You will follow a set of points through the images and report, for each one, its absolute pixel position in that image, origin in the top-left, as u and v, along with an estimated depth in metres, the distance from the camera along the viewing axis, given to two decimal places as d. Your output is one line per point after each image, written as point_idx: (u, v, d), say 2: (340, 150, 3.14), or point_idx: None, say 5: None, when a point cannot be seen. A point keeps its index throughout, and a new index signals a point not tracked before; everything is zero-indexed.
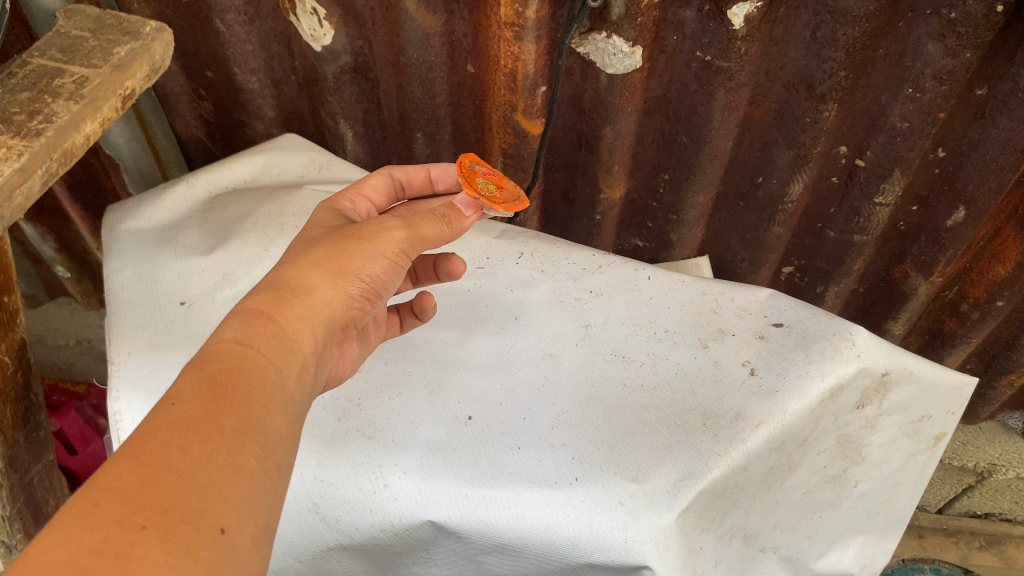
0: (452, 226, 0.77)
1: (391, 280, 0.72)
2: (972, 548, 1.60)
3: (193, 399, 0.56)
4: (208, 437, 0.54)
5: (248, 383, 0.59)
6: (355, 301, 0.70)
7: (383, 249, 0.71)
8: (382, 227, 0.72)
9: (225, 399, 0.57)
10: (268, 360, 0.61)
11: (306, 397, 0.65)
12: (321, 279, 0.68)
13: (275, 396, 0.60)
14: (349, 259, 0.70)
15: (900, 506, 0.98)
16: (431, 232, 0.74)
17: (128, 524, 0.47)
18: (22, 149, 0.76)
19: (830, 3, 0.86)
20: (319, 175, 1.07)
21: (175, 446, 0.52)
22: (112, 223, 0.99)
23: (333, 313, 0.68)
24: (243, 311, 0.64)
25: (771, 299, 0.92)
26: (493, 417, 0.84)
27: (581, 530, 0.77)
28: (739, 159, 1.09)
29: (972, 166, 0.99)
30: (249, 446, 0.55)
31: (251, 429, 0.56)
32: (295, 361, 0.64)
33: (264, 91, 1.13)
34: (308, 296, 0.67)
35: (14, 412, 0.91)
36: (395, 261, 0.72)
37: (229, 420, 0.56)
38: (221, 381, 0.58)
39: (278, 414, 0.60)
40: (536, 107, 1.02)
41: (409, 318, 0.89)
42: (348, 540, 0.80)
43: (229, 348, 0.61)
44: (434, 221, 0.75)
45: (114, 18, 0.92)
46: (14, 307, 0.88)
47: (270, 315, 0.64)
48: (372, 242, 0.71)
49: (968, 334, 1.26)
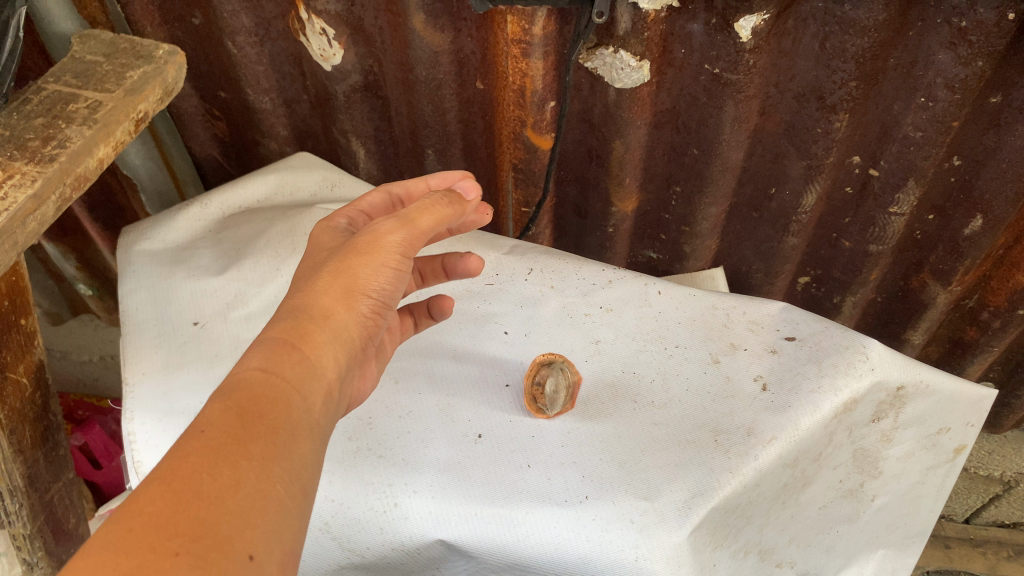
0: (453, 205, 0.75)
1: (399, 290, 0.71)
2: (1000, 559, 1.58)
3: (221, 426, 0.55)
4: (237, 464, 0.53)
5: (274, 410, 0.58)
6: (367, 318, 0.69)
7: (384, 258, 0.69)
8: (377, 234, 0.70)
9: (254, 425, 0.56)
10: (294, 387, 0.61)
11: (330, 423, 0.64)
12: (335, 303, 0.67)
13: (302, 423, 0.59)
14: (352, 279, 0.68)
15: (920, 519, 0.96)
16: (430, 221, 0.72)
17: (161, 550, 0.47)
18: (35, 174, 0.77)
19: (838, 14, 0.85)
20: (331, 194, 1.08)
21: (207, 473, 0.52)
22: (127, 244, 1.00)
23: (350, 335, 0.67)
24: (268, 340, 0.64)
25: (783, 312, 0.91)
26: (502, 435, 0.84)
27: (592, 548, 0.76)
28: (751, 171, 1.09)
29: (988, 174, 0.98)
30: (276, 472, 0.55)
31: (278, 456, 0.56)
32: (320, 388, 0.63)
33: (276, 110, 1.14)
34: (327, 321, 0.66)
35: (33, 432, 0.92)
36: (399, 268, 0.70)
37: (259, 445, 0.55)
38: (249, 409, 0.57)
39: (305, 441, 0.59)
40: (546, 122, 1.03)
41: (424, 319, 0.89)
42: (360, 559, 0.80)
43: (256, 375, 0.60)
44: (433, 210, 0.73)
45: (128, 42, 0.93)
46: (31, 330, 0.90)
47: (294, 343, 0.63)
48: (371, 254, 0.69)
49: (990, 343, 1.24)
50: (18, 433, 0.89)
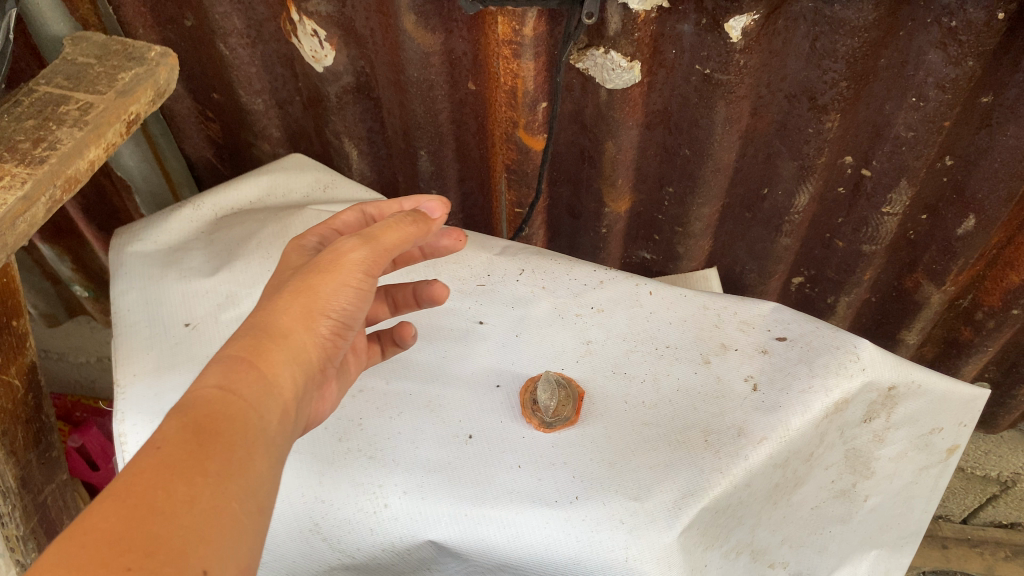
0: (417, 224, 0.73)
1: (360, 310, 0.70)
2: (998, 559, 1.58)
3: (178, 443, 0.55)
4: (192, 480, 0.54)
5: (230, 428, 0.58)
6: (328, 339, 0.68)
7: (345, 277, 0.68)
8: (340, 253, 0.69)
9: (209, 443, 0.56)
10: (250, 406, 0.61)
11: (286, 442, 0.64)
12: (294, 323, 0.66)
13: (257, 442, 0.59)
14: (311, 299, 0.67)
15: (914, 519, 0.96)
16: (394, 240, 0.71)
17: (114, 565, 0.47)
18: (25, 176, 0.78)
19: (828, 14, 0.85)
20: (324, 195, 1.08)
21: (161, 489, 0.52)
22: (118, 245, 1.00)
23: (308, 356, 0.67)
24: (225, 357, 0.64)
25: (774, 312, 0.92)
26: (493, 435, 0.83)
27: (582, 549, 0.76)
28: (743, 171, 1.08)
29: (980, 174, 0.98)
30: (231, 489, 0.55)
31: (233, 473, 0.56)
32: (277, 407, 0.63)
33: (269, 112, 1.14)
34: (285, 341, 0.66)
35: (26, 433, 0.92)
36: (361, 289, 0.69)
37: (214, 462, 0.56)
38: (204, 426, 0.58)
39: (260, 459, 0.59)
40: (538, 123, 1.04)
41: (391, 347, 0.87)
42: (350, 560, 0.80)
43: (213, 394, 0.60)
44: (397, 228, 0.71)
45: (120, 44, 0.93)
46: (22, 331, 0.90)
47: (252, 362, 0.63)
48: (333, 273, 0.68)
49: (985, 343, 1.24)
50: (10, 433, 0.89)
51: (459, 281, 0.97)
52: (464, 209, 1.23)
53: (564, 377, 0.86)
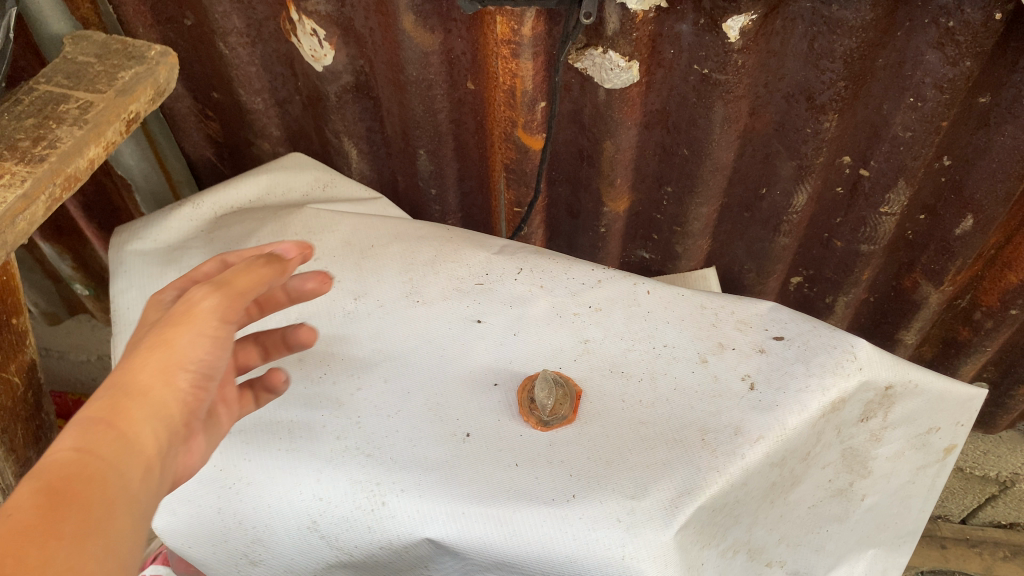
0: (271, 265, 0.69)
1: (222, 359, 0.63)
2: (996, 559, 1.59)
3: (23, 509, 0.47)
4: (43, 544, 0.46)
5: (87, 489, 0.50)
6: (192, 394, 0.60)
7: (200, 326, 0.61)
8: (190, 303, 0.62)
9: (63, 506, 0.48)
10: (112, 466, 0.53)
11: (155, 506, 0.56)
12: (153, 377, 0.58)
13: (120, 503, 0.52)
14: (168, 352, 0.60)
15: (911, 519, 0.97)
16: (249, 284, 0.66)
17: None
18: (25, 175, 0.78)
19: (825, 14, 0.86)
20: (323, 194, 1.11)
21: (11, 555, 0.44)
22: (119, 244, 1.01)
23: (172, 411, 0.59)
24: (78, 419, 0.56)
25: (771, 311, 0.93)
26: (491, 433, 0.83)
27: (579, 547, 0.75)
28: (742, 171, 1.09)
29: (978, 174, 0.98)
30: (91, 553, 0.47)
31: (92, 536, 0.48)
32: (142, 466, 0.55)
33: (269, 111, 1.14)
34: (146, 397, 0.58)
35: (26, 430, 0.93)
36: (220, 335, 0.62)
37: (69, 524, 0.48)
38: (58, 489, 0.49)
39: (126, 521, 0.51)
40: (536, 123, 1.05)
41: (264, 395, 0.81)
42: (347, 557, 0.81)
43: (66, 455, 0.52)
44: (250, 272, 0.67)
45: (120, 43, 0.94)
46: (22, 329, 0.90)
47: (109, 420, 0.56)
48: (188, 322, 0.61)
49: (983, 343, 1.24)
50: (10, 431, 0.90)
51: (457, 279, 0.97)
52: (463, 208, 1.23)
53: (561, 376, 0.85)
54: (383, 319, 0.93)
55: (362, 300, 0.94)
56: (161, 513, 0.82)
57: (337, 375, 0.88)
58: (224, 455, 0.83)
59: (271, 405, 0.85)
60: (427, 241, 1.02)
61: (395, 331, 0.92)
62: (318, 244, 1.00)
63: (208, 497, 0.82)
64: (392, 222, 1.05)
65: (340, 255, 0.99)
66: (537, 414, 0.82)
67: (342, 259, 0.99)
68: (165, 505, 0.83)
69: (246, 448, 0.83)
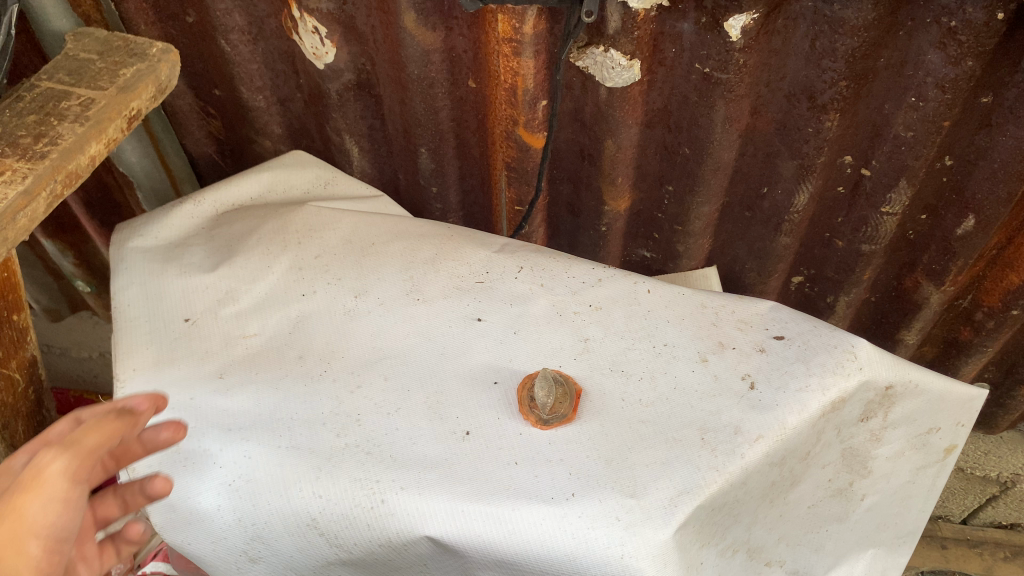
0: (122, 418, 0.67)
1: (77, 520, 0.61)
2: (997, 559, 1.58)
3: None
4: None
5: None
6: (46, 562, 0.58)
7: (50, 491, 0.59)
8: (38, 469, 0.60)
9: None
10: None
11: None
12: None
13: None
14: (16, 523, 0.57)
15: (911, 520, 0.97)
16: (98, 440, 0.64)
17: None
18: (26, 171, 0.78)
19: (827, 13, 0.86)
20: (325, 191, 1.11)
21: None
22: (119, 240, 1.00)
23: None
24: None
25: (771, 311, 0.93)
26: (491, 431, 0.83)
27: (578, 546, 0.75)
28: (743, 170, 1.09)
29: (980, 175, 0.98)
30: None
31: None
32: None
33: (270, 108, 1.14)
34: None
35: (26, 427, 0.93)
36: (71, 497, 0.60)
37: None
38: None
39: None
40: (537, 121, 1.05)
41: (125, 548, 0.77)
42: (347, 555, 0.81)
43: None
44: (99, 427, 0.64)
45: (122, 40, 0.94)
46: (23, 326, 0.90)
47: None
48: (33, 489, 0.59)
49: (984, 343, 1.24)
50: (10, 427, 0.90)
51: (457, 278, 0.97)
52: (464, 207, 1.23)
53: (561, 374, 0.85)
54: (384, 318, 0.93)
55: (362, 298, 0.94)
56: (160, 509, 0.81)
57: (337, 373, 0.88)
58: (224, 451, 0.82)
59: (273, 403, 0.85)
60: (427, 240, 1.02)
61: (395, 329, 0.92)
62: (318, 241, 1.00)
63: (209, 495, 0.81)
64: (394, 221, 1.05)
65: (341, 254, 0.99)
66: (537, 412, 0.82)
67: (343, 257, 0.99)
68: (163, 502, 0.81)
69: (246, 444, 0.82)
